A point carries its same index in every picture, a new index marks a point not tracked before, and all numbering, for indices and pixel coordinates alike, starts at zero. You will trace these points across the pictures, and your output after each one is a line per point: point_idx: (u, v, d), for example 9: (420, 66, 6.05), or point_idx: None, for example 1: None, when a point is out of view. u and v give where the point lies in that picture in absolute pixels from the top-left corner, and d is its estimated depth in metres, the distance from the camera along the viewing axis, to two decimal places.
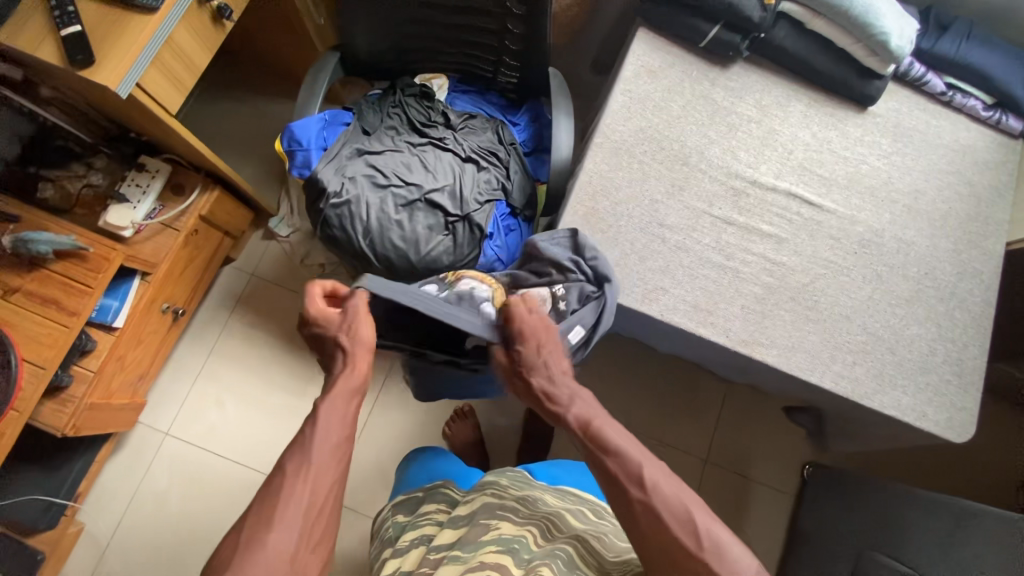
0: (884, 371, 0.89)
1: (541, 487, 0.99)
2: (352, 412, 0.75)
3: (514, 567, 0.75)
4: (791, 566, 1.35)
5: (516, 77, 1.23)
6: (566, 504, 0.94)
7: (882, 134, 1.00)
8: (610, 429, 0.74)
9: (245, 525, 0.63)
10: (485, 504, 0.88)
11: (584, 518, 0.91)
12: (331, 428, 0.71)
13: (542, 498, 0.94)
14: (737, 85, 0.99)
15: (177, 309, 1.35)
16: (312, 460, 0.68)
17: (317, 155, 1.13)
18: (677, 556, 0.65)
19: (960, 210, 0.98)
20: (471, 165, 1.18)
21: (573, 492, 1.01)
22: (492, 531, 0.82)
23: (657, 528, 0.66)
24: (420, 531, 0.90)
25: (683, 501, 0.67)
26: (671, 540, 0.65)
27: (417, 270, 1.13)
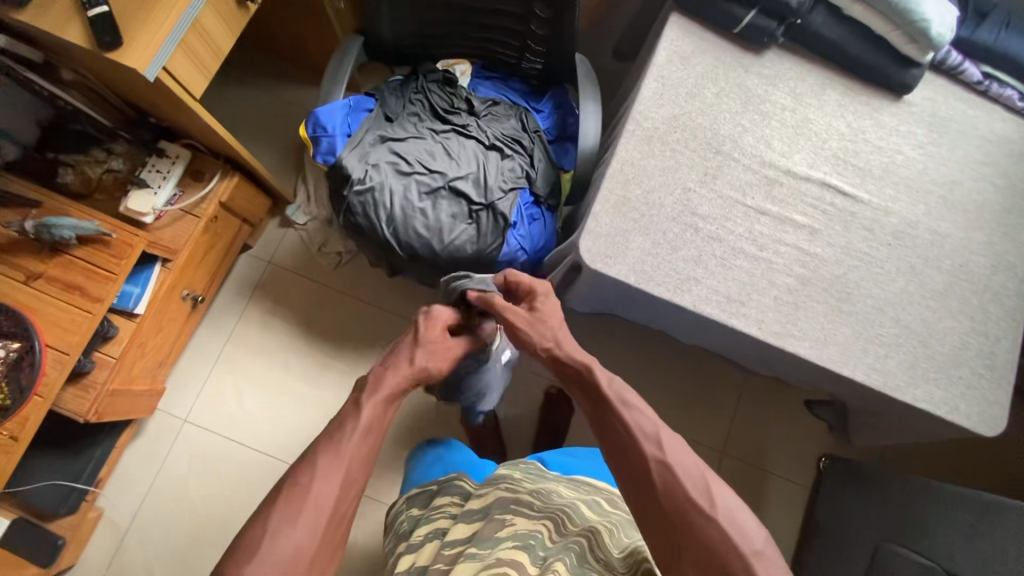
0: (916, 365, 0.88)
1: (555, 479, 1.00)
2: (391, 413, 0.72)
3: (530, 565, 0.75)
4: (807, 558, 1.36)
5: (540, 64, 1.21)
6: (581, 494, 0.96)
7: (918, 124, 0.98)
8: (625, 389, 0.75)
9: (272, 515, 0.60)
10: (499, 499, 0.88)
11: (598, 508, 0.93)
12: (371, 429, 0.68)
13: (557, 489, 0.95)
14: (770, 73, 0.97)
15: (196, 296, 1.34)
16: (347, 459, 0.64)
17: (342, 141, 1.11)
18: (688, 512, 0.64)
19: (995, 202, 0.96)
20: (494, 153, 1.17)
21: (588, 481, 1.02)
22: (508, 527, 0.81)
23: (669, 484, 0.66)
24: (433, 525, 0.89)
25: (696, 463, 0.68)
26: (682, 496, 0.65)
27: (441, 258, 1.13)
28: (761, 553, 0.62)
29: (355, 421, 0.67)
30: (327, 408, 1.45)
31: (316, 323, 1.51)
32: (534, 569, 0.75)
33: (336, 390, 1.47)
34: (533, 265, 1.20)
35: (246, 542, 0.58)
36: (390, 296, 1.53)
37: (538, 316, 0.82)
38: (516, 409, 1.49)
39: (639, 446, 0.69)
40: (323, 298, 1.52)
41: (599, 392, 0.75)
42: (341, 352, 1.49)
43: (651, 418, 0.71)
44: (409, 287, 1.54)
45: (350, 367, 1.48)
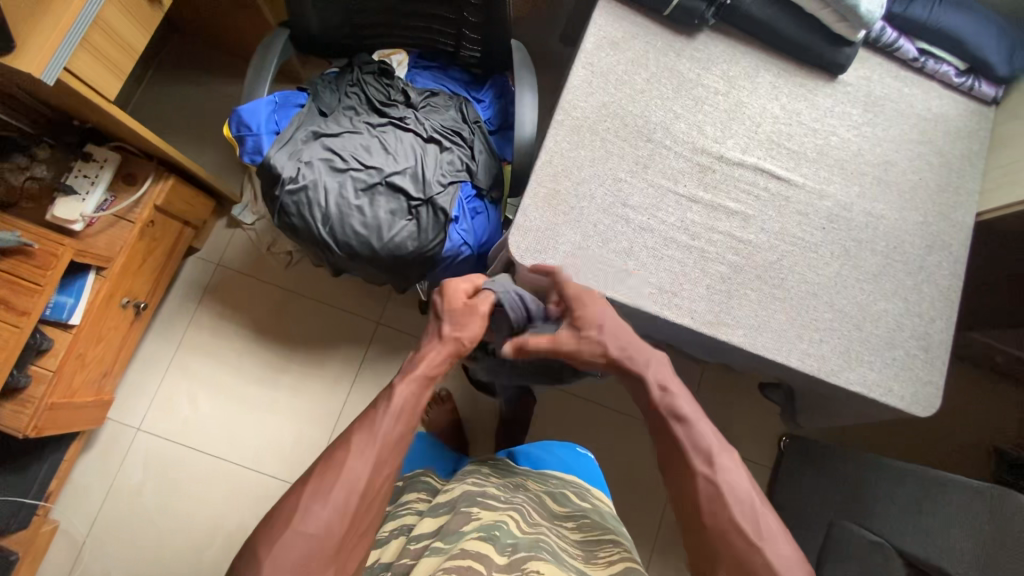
0: (850, 349, 0.88)
1: (523, 473, 1.00)
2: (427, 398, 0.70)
3: (496, 555, 0.71)
4: None
5: (478, 52, 1.18)
6: (548, 488, 0.96)
7: (853, 104, 0.97)
8: (682, 396, 0.72)
9: (303, 490, 0.59)
10: (468, 492, 0.86)
11: (567, 501, 0.93)
12: (404, 415, 0.66)
13: (525, 483, 0.95)
14: (703, 56, 0.95)
15: (139, 303, 1.31)
16: (379, 440, 0.63)
17: (268, 139, 1.07)
18: (730, 538, 0.62)
19: (931, 181, 0.96)
20: (433, 146, 1.14)
21: (557, 475, 1.02)
22: (473, 520, 0.78)
23: (715, 503, 0.64)
24: (400, 521, 0.86)
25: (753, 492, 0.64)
26: (725, 517, 0.63)
27: (380, 257, 1.09)
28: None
29: (389, 405, 0.66)
30: (285, 409, 1.44)
31: (271, 325, 1.48)
32: (501, 559, 0.71)
33: (293, 392, 1.45)
34: (479, 258, 1.17)
35: (277, 518, 0.58)
36: (345, 295, 1.51)
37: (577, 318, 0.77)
38: (477, 404, 1.47)
39: (691, 459, 0.67)
40: (277, 298, 1.49)
41: (653, 402, 0.72)
42: (298, 352, 1.47)
43: (702, 436, 0.68)
44: (365, 285, 1.51)
45: (309, 367, 1.46)
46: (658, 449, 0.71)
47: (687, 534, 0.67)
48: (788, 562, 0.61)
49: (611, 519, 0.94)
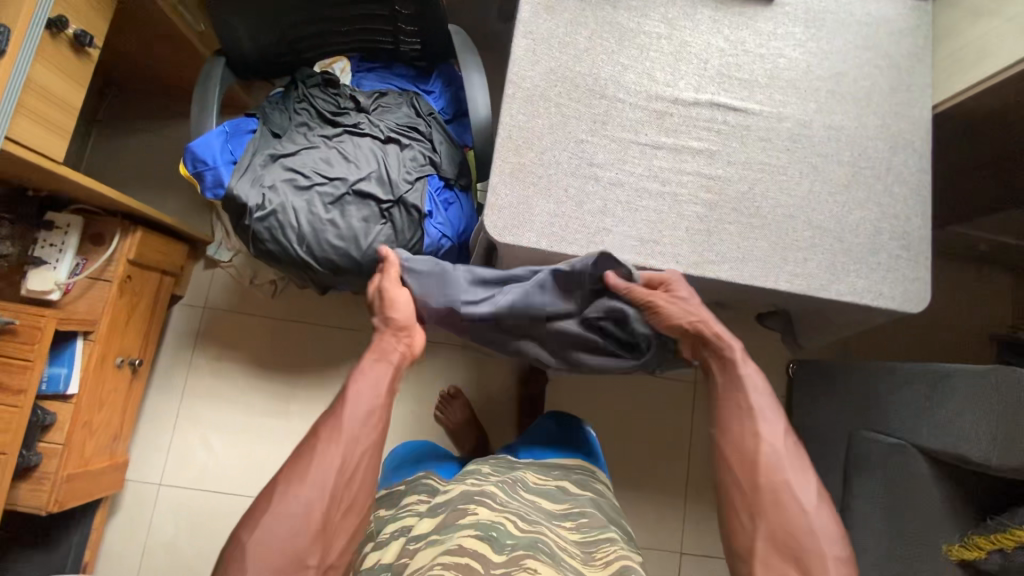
0: (838, 264, 0.90)
1: (524, 466, 1.07)
2: (387, 381, 0.77)
3: (492, 554, 0.76)
4: None
5: (418, 43, 1.16)
6: (548, 480, 1.03)
7: (795, 23, 0.97)
8: (760, 376, 0.79)
9: (282, 475, 0.68)
10: (465, 492, 0.90)
11: (570, 498, 0.98)
12: (364, 402, 0.73)
13: (523, 478, 1.01)
14: (639, 4, 0.94)
15: (134, 360, 1.29)
16: (348, 427, 0.71)
17: (227, 170, 1.06)
18: (780, 495, 0.71)
19: (882, 85, 0.97)
20: (392, 145, 1.13)
21: (560, 464, 1.09)
22: (470, 516, 0.83)
23: (773, 465, 0.72)
24: (400, 522, 0.92)
25: (808, 474, 0.72)
26: (779, 479, 0.71)
27: (363, 265, 1.09)
28: (832, 554, 0.67)
29: (349, 396, 0.73)
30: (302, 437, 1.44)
31: (270, 357, 1.48)
32: (498, 557, 0.76)
33: (306, 419, 1.45)
34: (461, 249, 1.17)
35: (261, 502, 0.66)
36: (336, 313, 1.51)
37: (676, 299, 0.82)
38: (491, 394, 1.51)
39: (764, 427, 0.75)
40: (272, 329, 1.49)
41: (730, 371, 0.80)
42: (302, 379, 1.47)
43: (777, 414, 0.76)
44: (355, 298, 1.51)
45: (315, 392, 1.47)
46: (728, 410, 0.78)
47: (734, 485, 0.74)
48: (827, 532, 0.69)
49: (609, 507, 0.99)
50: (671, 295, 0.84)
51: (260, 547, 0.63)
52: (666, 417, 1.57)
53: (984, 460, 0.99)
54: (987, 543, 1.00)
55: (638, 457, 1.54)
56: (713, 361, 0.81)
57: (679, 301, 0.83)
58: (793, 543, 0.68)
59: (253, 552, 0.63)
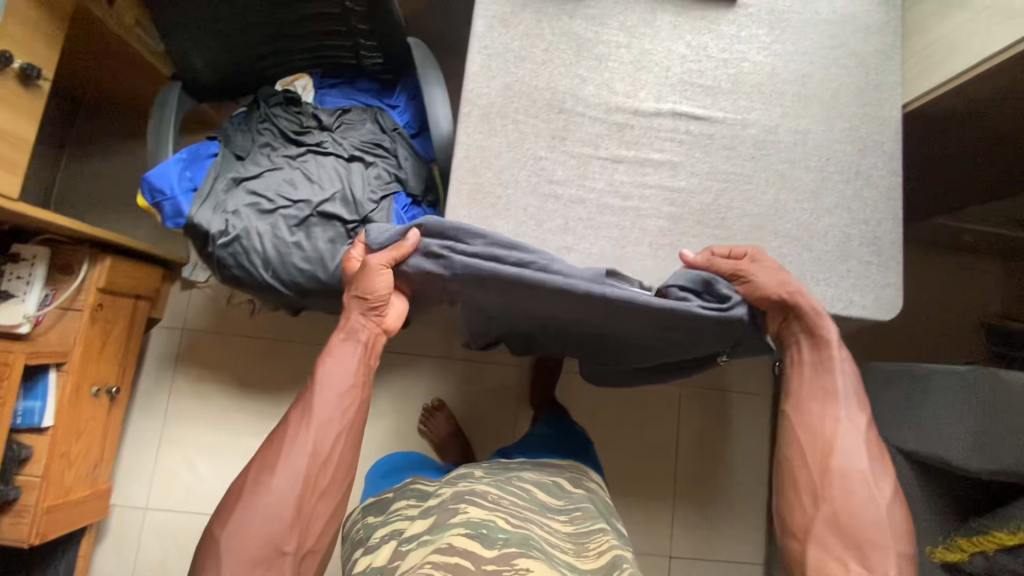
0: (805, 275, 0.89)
1: (517, 466, 1.06)
2: (356, 369, 0.86)
3: (482, 550, 0.75)
4: None
5: (379, 57, 1.14)
6: (542, 477, 1.02)
7: (758, 25, 0.95)
8: (849, 364, 0.84)
9: (258, 463, 0.78)
10: (456, 492, 0.89)
11: (563, 497, 0.98)
12: (332, 392, 0.82)
13: (517, 477, 0.99)
14: (596, 12, 0.92)
15: (111, 388, 1.28)
16: (319, 420, 0.80)
17: (187, 199, 1.04)
18: (850, 477, 0.77)
19: (850, 85, 0.95)
20: (357, 163, 1.11)
21: (554, 463, 1.10)
22: (460, 515, 0.82)
23: (848, 449, 0.79)
24: (391, 527, 0.92)
25: (882, 459, 0.78)
26: (851, 463, 0.78)
27: (331, 287, 1.08)
28: (897, 548, 0.73)
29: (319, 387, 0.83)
30: None
31: (252, 376, 1.47)
32: (488, 552, 0.75)
33: None
34: None
35: (240, 487, 0.76)
36: (316, 329, 1.49)
37: (765, 271, 0.82)
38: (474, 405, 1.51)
39: (842, 413, 0.81)
40: (252, 348, 1.48)
41: (818, 354, 0.84)
42: (284, 397, 1.46)
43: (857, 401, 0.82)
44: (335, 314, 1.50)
45: None
46: (814, 395, 0.83)
47: (803, 464, 0.80)
48: (895, 528, 0.75)
49: (602, 506, 1.00)
50: (761, 264, 0.83)
51: (241, 532, 0.72)
52: (653, 420, 1.56)
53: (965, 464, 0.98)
54: (970, 545, 0.98)
55: (625, 462, 1.54)
56: (803, 345, 0.85)
57: (769, 270, 0.82)
58: (858, 531, 0.74)
59: (230, 537, 0.72)
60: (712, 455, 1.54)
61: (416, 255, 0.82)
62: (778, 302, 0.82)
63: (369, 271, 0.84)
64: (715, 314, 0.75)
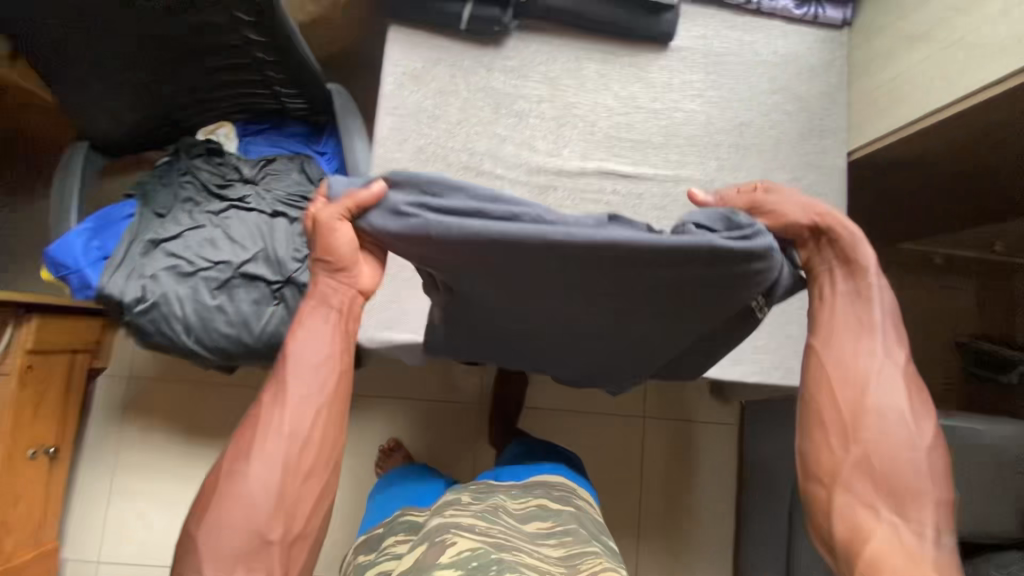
0: (743, 345, 0.88)
1: (504, 489, 1.00)
2: (338, 330, 0.67)
3: None
4: (747, 494, 1.42)
5: (303, 103, 1.09)
6: (529, 500, 0.97)
7: (692, 70, 0.88)
8: (888, 293, 0.66)
9: (226, 455, 0.64)
10: (442, 523, 0.85)
11: (550, 516, 0.92)
12: (304, 363, 0.65)
13: (502, 504, 0.95)
14: (515, 64, 0.85)
15: (49, 448, 1.25)
16: (294, 394, 0.64)
17: (94, 269, 0.99)
18: (882, 426, 0.62)
19: (792, 132, 0.89)
20: (281, 219, 1.06)
21: (541, 480, 1.03)
22: (449, 550, 0.78)
23: (887, 396, 0.63)
24: (378, 566, 0.87)
25: (926, 404, 0.63)
26: (895, 411, 0.62)
27: (258, 350, 1.04)
28: (935, 494, 0.60)
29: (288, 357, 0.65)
30: None
31: (202, 424, 1.44)
32: None
33: None
34: None
35: (215, 483, 0.63)
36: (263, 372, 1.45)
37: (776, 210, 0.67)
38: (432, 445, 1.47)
39: (876, 345, 0.64)
40: (201, 394, 1.44)
41: (858, 281, 0.65)
42: None
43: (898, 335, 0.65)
44: None
45: None
46: (847, 327, 0.65)
47: (833, 413, 0.64)
48: (933, 473, 0.61)
49: (587, 523, 0.93)
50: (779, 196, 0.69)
51: (219, 528, 0.60)
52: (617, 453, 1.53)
53: None
54: None
55: None
56: (833, 275, 0.66)
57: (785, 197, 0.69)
58: (891, 477, 0.60)
59: (206, 532, 0.60)
60: (679, 486, 1.48)
61: (376, 211, 0.54)
62: (807, 226, 0.66)
63: (323, 229, 0.61)
64: (736, 244, 0.46)
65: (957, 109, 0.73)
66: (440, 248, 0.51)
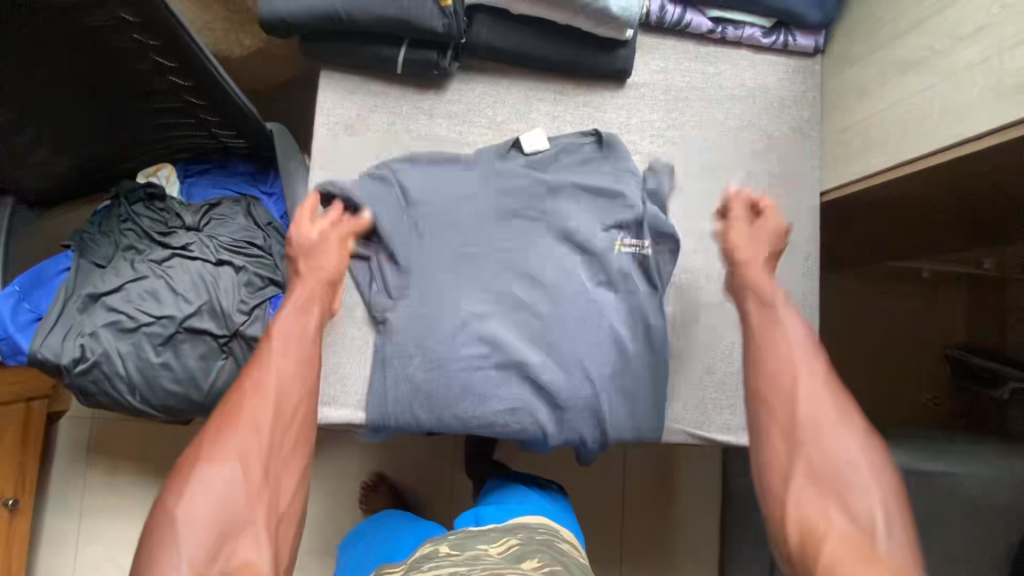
0: (711, 404, 0.82)
1: (487, 535, 0.84)
2: (314, 325, 0.70)
3: None
4: (731, 521, 1.39)
5: (245, 143, 1.03)
6: (515, 543, 0.80)
7: (652, 108, 0.84)
8: (800, 327, 0.69)
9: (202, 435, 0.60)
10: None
11: (540, 555, 0.76)
12: (287, 346, 0.67)
13: (486, 551, 0.78)
14: (459, 108, 0.82)
15: (8, 500, 1.22)
16: (275, 375, 0.65)
17: (26, 335, 0.94)
18: (822, 424, 0.60)
19: (760, 173, 0.85)
20: (227, 267, 1.00)
21: (517, 525, 0.87)
22: None
23: (813, 398, 0.62)
24: None
25: (852, 409, 0.62)
26: (827, 410, 0.61)
27: (210, 405, 0.99)
28: (875, 486, 0.56)
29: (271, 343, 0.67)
30: None
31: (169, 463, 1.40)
32: None
33: None
34: None
35: (184, 465, 0.57)
36: None
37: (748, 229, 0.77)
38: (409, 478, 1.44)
39: (794, 357, 0.66)
40: (167, 434, 1.40)
41: (771, 308, 0.70)
42: None
43: (812, 347, 0.67)
44: None
45: None
46: (768, 349, 0.67)
47: (771, 421, 0.63)
48: (872, 470, 0.57)
49: (574, 567, 0.76)
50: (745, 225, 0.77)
51: (189, 505, 0.54)
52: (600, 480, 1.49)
53: None
54: None
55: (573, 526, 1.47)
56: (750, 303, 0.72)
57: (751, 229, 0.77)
58: (833, 477, 0.57)
59: (177, 513, 0.54)
60: (661, 514, 1.44)
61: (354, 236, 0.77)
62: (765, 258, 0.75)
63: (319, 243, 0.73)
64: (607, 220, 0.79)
65: (924, 163, 0.70)
66: (427, 245, 0.79)
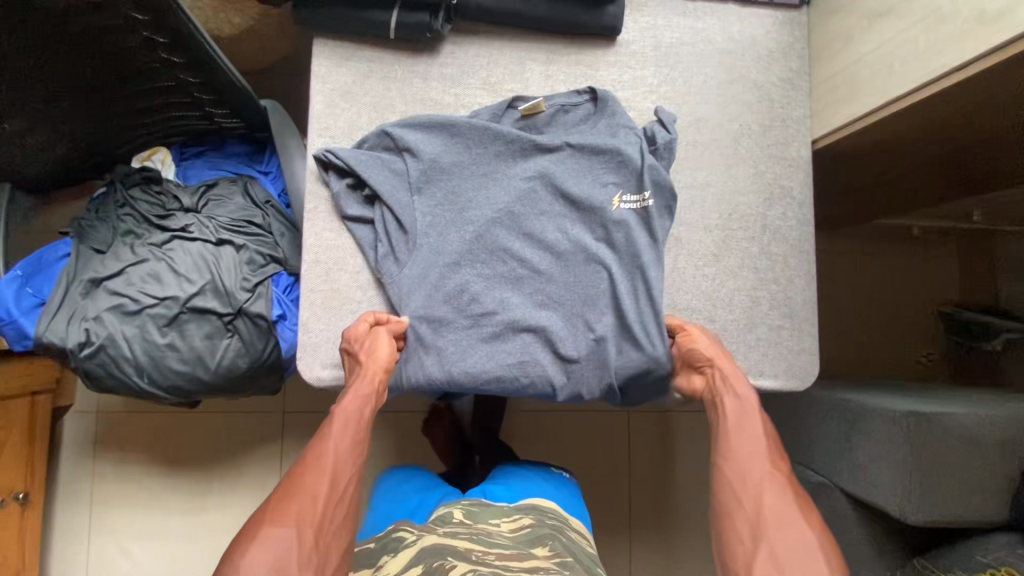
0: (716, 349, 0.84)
1: (498, 511, 0.86)
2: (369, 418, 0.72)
3: None
4: None
5: (239, 122, 1.04)
6: (526, 524, 0.82)
7: (644, 65, 0.85)
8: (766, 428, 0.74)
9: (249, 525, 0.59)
10: (438, 545, 0.72)
11: (553, 542, 0.78)
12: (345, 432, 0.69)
13: (498, 528, 0.81)
14: (453, 71, 0.83)
15: (17, 493, 1.22)
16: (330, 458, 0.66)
17: (30, 319, 0.95)
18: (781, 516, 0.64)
19: (751, 124, 0.86)
20: (227, 246, 1.00)
21: (534, 505, 0.88)
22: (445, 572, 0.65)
23: (776, 498, 0.66)
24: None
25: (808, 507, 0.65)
26: (785, 505, 0.65)
27: (217, 384, 0.99)
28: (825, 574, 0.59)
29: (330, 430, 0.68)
30: (218, 532, 1.38)
31: (176, 453, 1.40)
32: None
33: (223, 512, 1.39)
34: None
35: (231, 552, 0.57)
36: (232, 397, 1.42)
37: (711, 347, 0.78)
38: None
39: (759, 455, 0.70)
40: (173, 423, 1.40)
41: (741, 411, 0.74)
42: (214, 471, 1.40)
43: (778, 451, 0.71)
44: None
45: (229, 484, 1.39)
46: (739, 440, 0.71)
47: (738, 510, 0.66)
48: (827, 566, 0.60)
49: (584, 560, 0.77)
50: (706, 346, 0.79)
51: None
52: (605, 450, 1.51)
53: (902, 514, 0.92)
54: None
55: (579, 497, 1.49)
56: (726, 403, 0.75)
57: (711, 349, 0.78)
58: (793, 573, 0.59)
59: None
60: (666, 480, 1.46)
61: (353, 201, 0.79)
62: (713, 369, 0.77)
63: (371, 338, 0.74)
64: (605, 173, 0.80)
65: (911, 101, 0.72)
66: (426, 199, 0.79)
